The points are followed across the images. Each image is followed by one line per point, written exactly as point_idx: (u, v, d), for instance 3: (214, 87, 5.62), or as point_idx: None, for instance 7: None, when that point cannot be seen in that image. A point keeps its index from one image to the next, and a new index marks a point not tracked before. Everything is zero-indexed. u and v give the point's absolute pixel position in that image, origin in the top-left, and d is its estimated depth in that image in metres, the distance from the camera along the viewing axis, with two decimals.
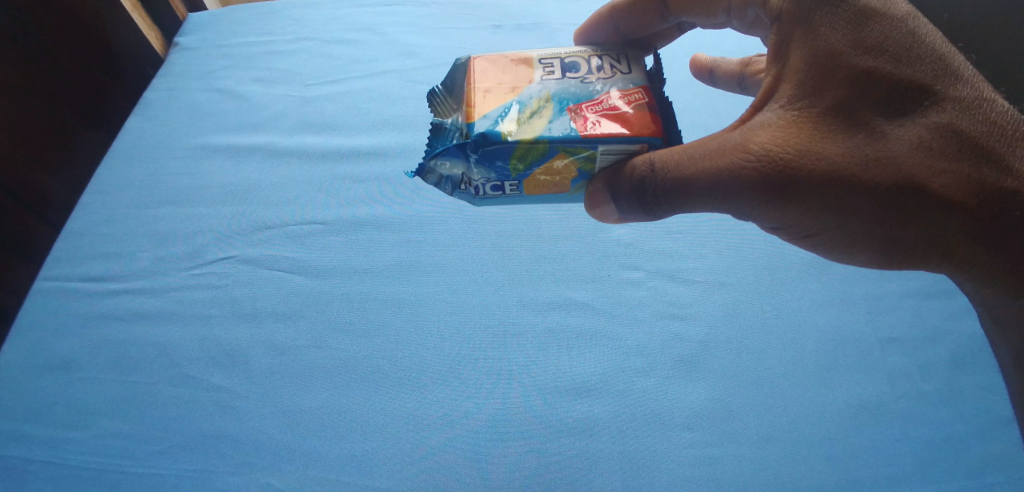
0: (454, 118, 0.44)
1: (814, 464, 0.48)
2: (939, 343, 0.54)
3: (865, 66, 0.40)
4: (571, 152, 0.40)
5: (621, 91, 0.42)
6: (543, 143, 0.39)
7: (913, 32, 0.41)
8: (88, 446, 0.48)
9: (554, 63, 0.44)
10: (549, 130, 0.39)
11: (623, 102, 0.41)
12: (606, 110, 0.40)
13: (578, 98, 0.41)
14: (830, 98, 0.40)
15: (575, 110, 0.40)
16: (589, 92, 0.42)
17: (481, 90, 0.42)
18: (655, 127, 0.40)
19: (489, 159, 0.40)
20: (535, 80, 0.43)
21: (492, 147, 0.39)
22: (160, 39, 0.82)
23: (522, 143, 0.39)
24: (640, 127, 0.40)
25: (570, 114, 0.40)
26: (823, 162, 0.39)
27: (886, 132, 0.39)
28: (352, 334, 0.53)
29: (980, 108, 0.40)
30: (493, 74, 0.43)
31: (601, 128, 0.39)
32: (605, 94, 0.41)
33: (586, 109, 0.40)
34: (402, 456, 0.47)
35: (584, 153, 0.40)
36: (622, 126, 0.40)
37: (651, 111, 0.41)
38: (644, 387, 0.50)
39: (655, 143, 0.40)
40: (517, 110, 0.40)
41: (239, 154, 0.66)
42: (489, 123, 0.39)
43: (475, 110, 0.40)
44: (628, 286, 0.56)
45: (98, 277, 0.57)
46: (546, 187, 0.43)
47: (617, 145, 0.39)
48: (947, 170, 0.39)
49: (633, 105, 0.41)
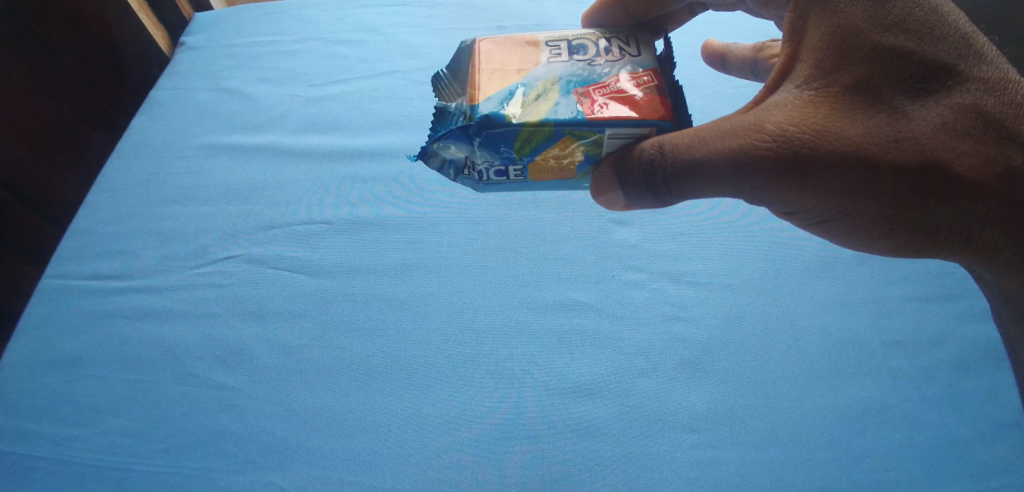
0: (457, 102, 0.43)
1: (831, 462, 0.46)
2: (959, 341, 0.52)
3: (887, 44, 0.38)
4: (577, 136, 0.39)
5: (631, 73, 0.41)
6: (548, 125, 0.38)
7: (936, 10, 0.40)
8: (93, 443, 0.47)
9: (561, 46, 0.43)
10: (555, 113, 0.38)
11: (632, 85, 0.40)
12: (613, 93, 0.39)
13: (586, 81, 0.40)
14: (850, 76, 0.38)
15: (582, 93, 0.39)
16: (596, 75, 0.41)
17: (486, 72, 0.41)
18: (664, 110, 0.39)
19: (493, 143, 0.39)
20: (542, 62, 0.42)
21: (497, 130, 0.38)
22: (166, 40, 0.84)
23: (527, 125, 0.38)
24: (648, 110, 0.39)
25: (577, 97, 0.39)
26: (843, 142, 0.38)
27: (907, 112, 0.38)
28: (352, 335, 0.52)
29: (1004, 90, 0.39)
30: (498, 57, 0.42)
31: (609, 111, 0.38)
32: (613, 77, 0.40)
33: (594, 92, 0.39)
34: (402, 456, 0.45)
35: (591, 137, 0.39)
36: (631, 109, 0.39)
37: (661, 93, 0.40)
38: (654, 386, 0.49)
39: (665, 127, 0.39)
40: (525, 92, 0.40)
41: (244, 153, 0.66)
42: (494, 106, 0.39)
43: (480, 92, 0.40)
44: (635, 284, 0.55)
45: (103, 275, 0.56)
46: (551, 173, 0.42)
47: (624, 129, 0.38)
48: (972, 153, 0.37)
49: (642, 88, 0.40)
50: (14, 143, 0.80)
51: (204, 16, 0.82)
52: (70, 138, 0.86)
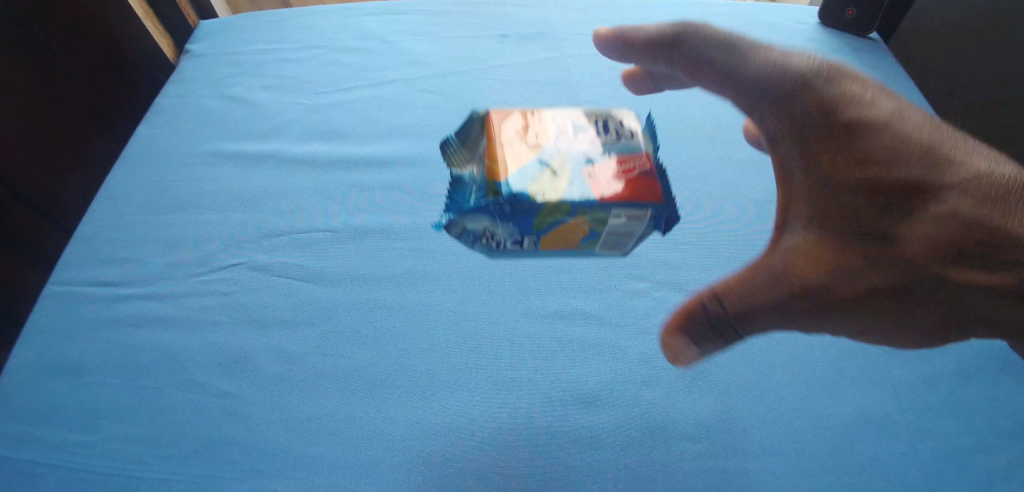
0: (471, 170, 0.54)
1: (833, 471, 0.46)
2: (961, 349, 0.52)
3: (845, 133, 0.45)
4: (586, 213, 0.48)
5: (624, 156, 0.50)
6: (566, 205, 0.47)
7: (894, 112, 0.46)
8: (100, 451, 0.47)
9: (556, 121, 0.53)
10: (570, 194, 0.47)
11: (626, 165, 0.49)
12: (612, 173, 0.48)
13: (591, 163, 0.49)
14: (805, 163, 0.46)
15: (589, 173, 0.48)
16: (598, 154, 0.50)
17: (507, 147, 0.49)
18: (657, 193, 0.48)
19: (518, 216, 0.48)
20: (545, 140, 0.51)
21: (525, 207, 0.46)
22: (171, 46, 0.89)
23: (550, 203, 0.46)
24: (645, 194, 0.47)
25: (586, 177, 0.48)
26: (797, 223, 0.46)
27: (868, 190, 0.43)
28: (356, 342, 0.52)
29: (978, 169, 0.42)
30: (505, 136, 0.50)
31: (609, 191, 0.47)
32: (609, 159, 0.49)
33: (597, 172, 0.48)
34: (405, 465, 0.45)
35: (595, 214, 0.48)
36: (630, 189, 0.48)
37: (653, 177, 0.49)
38: (656, 395, 0.49)
39: (658, 206, 0.48)
40: (537, 166, 0.48)
41: (248, 160, 0.66)
42: (520, 184, 0.47)
43: (501, 166, 0.48)
44: (637, 293, 0.55)
45: (109, 282, 0.56)
46: (558, 244, 0.54)
47: (626, 210, 0.48)
48: (933, 223, 0.41)
49: (637, 170, 0.49)
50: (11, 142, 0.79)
51: (209, 23, 0.83)
52: (69, 137, 0.85)
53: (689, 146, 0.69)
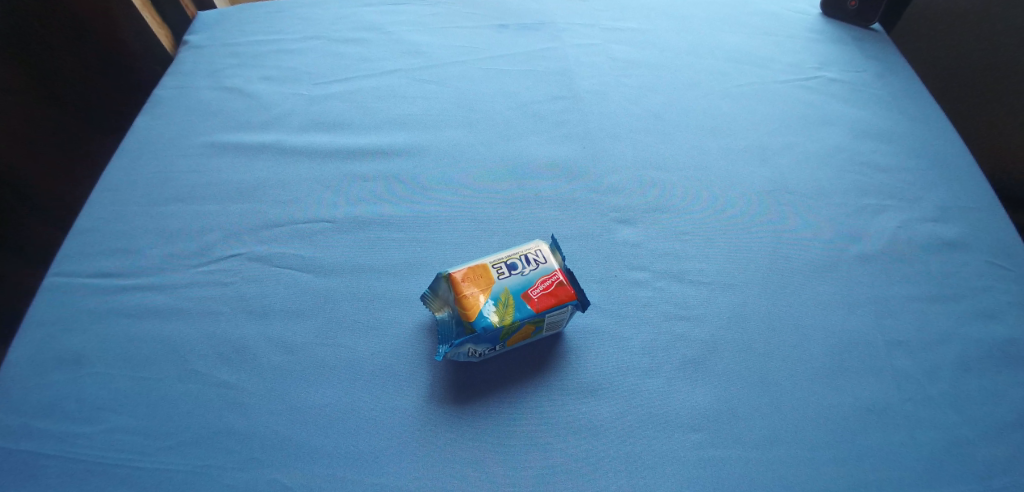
0: (442, 310, 0.51)
1: (837, 462, 0.45)
2: (960, 341, 0.52)
3: None
4: (500, 298, 0.48)
5: (545, 273, 0.50)
6: (478, 300, 0.48)
7: None
8: (102, 441, 0.46)
9: (509, 254, 0.52)
10: (485, 295, 0.48)
11: (544, 286, 0.49)
12: (529, 297, 0.48)
13: (514, 283, 0.49)
14: None
15: (506, 292, 0.48)
16: (521, 279, 0.49)
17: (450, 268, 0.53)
18: (568, 303, 0.48)
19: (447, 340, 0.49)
20: (495, 276, 0.49)
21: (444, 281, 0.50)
22: (169, 38, 0.87)
23: (459, 282, 0.49)
24: (560, 303, 0.48)
25: (501, 292, 0.48)
26: None
27: None
28: (357, 332, 0.52)
29: None
30: (460, 273, 0.49)
31: (524, 294, 0.48)
32: (529, 282, 0.49)
33: (512, 292, 0.48)
34: (406, 454, 0.45)
35: (510, 279, 0.49)
36: (544, 305, 0.48)
37: (564, 293, 0.49)
38: (657, 385, 0.49)
39: (570, 307, 0.49)
40: (489, 310, 0.47)
41: (248, 151, 0.66)
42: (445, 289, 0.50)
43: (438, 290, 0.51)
44: (638, 283, 0.55)
45: (106, 273, 0.56)
46: None
47: (549, 314, 0.48)
48: None
49: (551, 289, 0.49)
50: (63, 156, 0.96)
51: (206, 15, 0.83)
52: (87, 147, 1.00)
53: (690, 137, 0.69)
